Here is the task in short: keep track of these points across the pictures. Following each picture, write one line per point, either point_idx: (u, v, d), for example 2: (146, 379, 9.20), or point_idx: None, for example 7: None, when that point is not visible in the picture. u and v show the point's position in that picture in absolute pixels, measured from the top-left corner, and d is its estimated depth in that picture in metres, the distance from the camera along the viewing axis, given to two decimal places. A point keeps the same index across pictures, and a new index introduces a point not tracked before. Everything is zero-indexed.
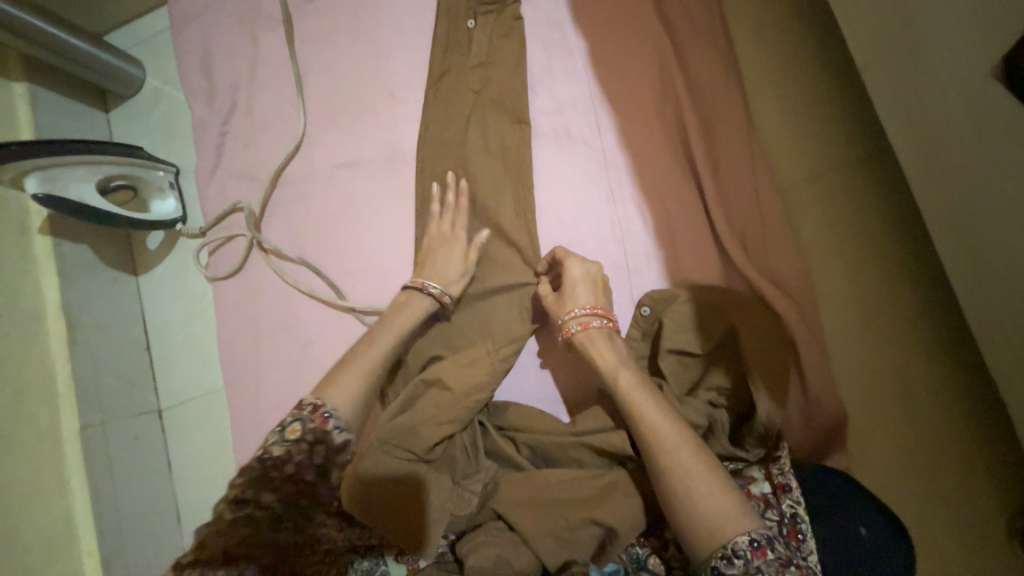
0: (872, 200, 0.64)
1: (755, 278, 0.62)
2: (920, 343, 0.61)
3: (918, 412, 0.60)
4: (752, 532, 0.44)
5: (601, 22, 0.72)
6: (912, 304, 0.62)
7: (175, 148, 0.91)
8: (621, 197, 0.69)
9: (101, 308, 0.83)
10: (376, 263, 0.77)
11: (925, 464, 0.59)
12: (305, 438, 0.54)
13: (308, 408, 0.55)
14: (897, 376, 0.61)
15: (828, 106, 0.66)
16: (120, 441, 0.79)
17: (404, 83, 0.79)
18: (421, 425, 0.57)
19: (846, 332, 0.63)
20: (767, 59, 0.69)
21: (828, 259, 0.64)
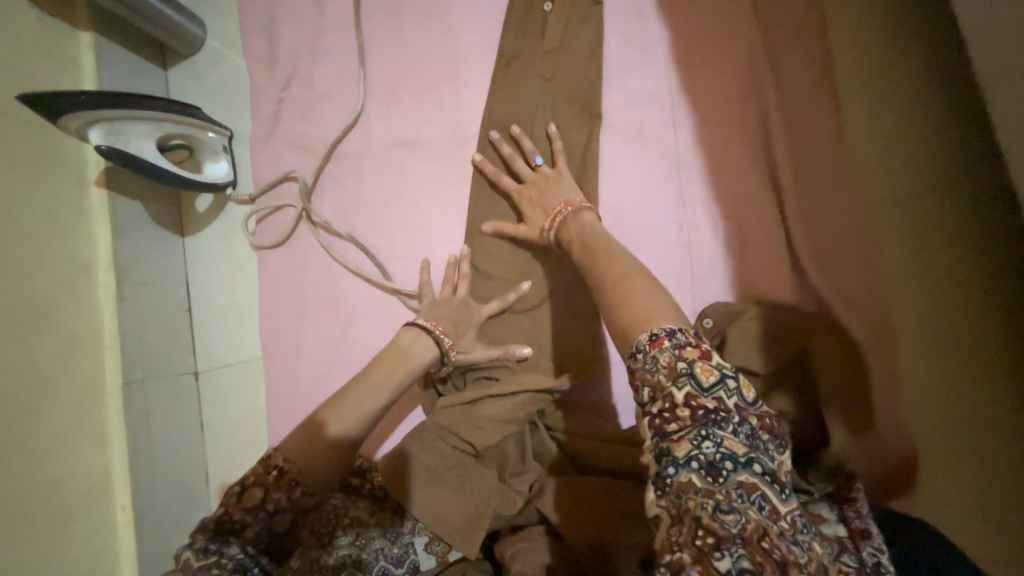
0: (961, 221, 0.60)
1: (831, 297, 0.59)
2: (1003, 383, 0.56)
3: (993, 450, 0.56)
4: (656, 329, 0.44)
5: (688, 13, 0.68)
6: (994, 334, 0.57)
7: (230, 111, 0.90)
8: (692, 201, 0.66)
9: (149, 266, 0.83)
10: (426, 247, 0.76)
11: (991, 511, 0.55)
12: (266, 503, 0.51)
13: (271, 468, 0.52)
14: (971, 411, 0.57)
15: (925, 116, 0.61)
16: (159, 399, 0.80)
17: (471, 63, 0.76)
18: (482, 417, 0.59)
19: (919, 361, 0.59)
20: (864, 64, 0.63)
21: (907, 281, 0.60)
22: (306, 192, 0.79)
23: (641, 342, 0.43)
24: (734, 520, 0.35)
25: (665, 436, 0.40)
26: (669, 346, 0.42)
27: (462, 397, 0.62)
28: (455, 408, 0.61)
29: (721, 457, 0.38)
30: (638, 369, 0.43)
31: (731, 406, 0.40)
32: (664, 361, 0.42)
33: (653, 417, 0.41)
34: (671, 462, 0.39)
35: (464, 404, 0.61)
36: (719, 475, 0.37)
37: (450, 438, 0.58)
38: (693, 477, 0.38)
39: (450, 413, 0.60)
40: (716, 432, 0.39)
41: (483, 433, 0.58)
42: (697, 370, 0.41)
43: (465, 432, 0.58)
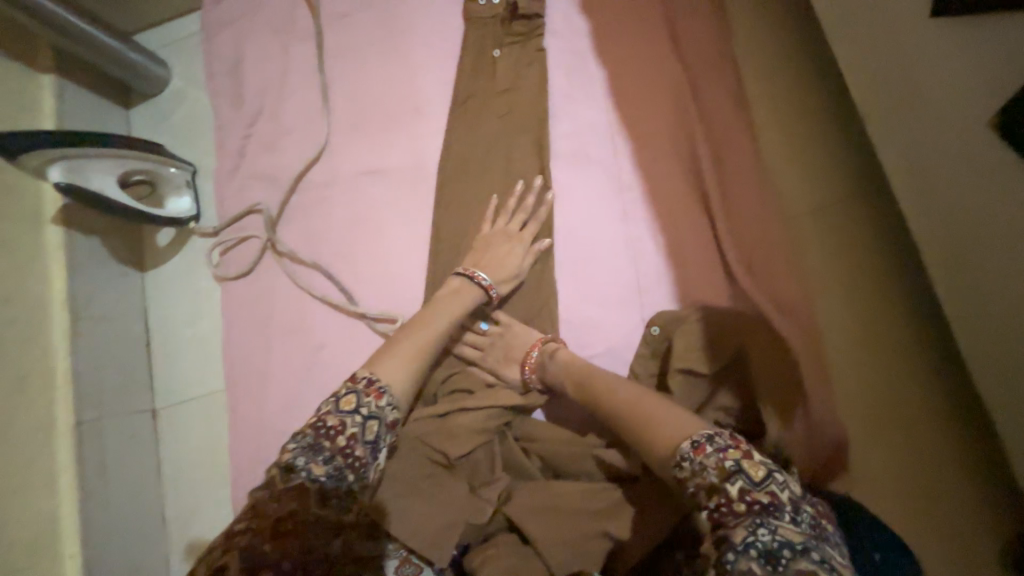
0: (871, 230, 0.68)
1: (760, 299, 0.65)
2: (917, 376, 0.63)
3: (919, 432, 0.62)
4: (694, 436, 0.47)
5: (622, 55, 0.77)
6: (908, 327, 0.65)
7: (194, 148, 0.92)
8: (636, 219, 0.72)
9: (106, 302, 0.82)
10: (392, 271, 0.79)
11: (922, 491, 0.60)
12: (357, 410, 0.53)
13: (362, 381, 0.55)
14: (896, 397, 0.63)
15: (831, 141, 0.71)
16: (115, 439, 0.77)
17: (430, 99, 0.82)
18: (454, 427, 0.61)
19: (846, 354, 0.65)
20: (775, 97, 0.73)
21: (830, 283, 0.68)
22: (271, 223, 0.81)
23: (686, 451, 0.47)
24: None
25: (721, 526, 0.43)
26: (712, 450, 0.46)
27: (433, 409, 0.64)
28: (429, 422, 0.63)
29: (778, 544, 0.40)
30: (688, 474, 0.46)
31: (783, 498, 0.43)
32: (714, 463, 0.45)
33: (710, 509, 0.44)
34: (730, 550, 0.41)
35: (436, 417, 0.63)
36: (777, 563, 0.39)
37: (425, 448, 0.59)
38: (753, 565, 0.40)
39: (423, 425, 0.62)
40: (770, 522, 0.41)
41: (454, 442, 0.60)
42: (745, 467, 0.45)
43: (440, 442, 0.60)
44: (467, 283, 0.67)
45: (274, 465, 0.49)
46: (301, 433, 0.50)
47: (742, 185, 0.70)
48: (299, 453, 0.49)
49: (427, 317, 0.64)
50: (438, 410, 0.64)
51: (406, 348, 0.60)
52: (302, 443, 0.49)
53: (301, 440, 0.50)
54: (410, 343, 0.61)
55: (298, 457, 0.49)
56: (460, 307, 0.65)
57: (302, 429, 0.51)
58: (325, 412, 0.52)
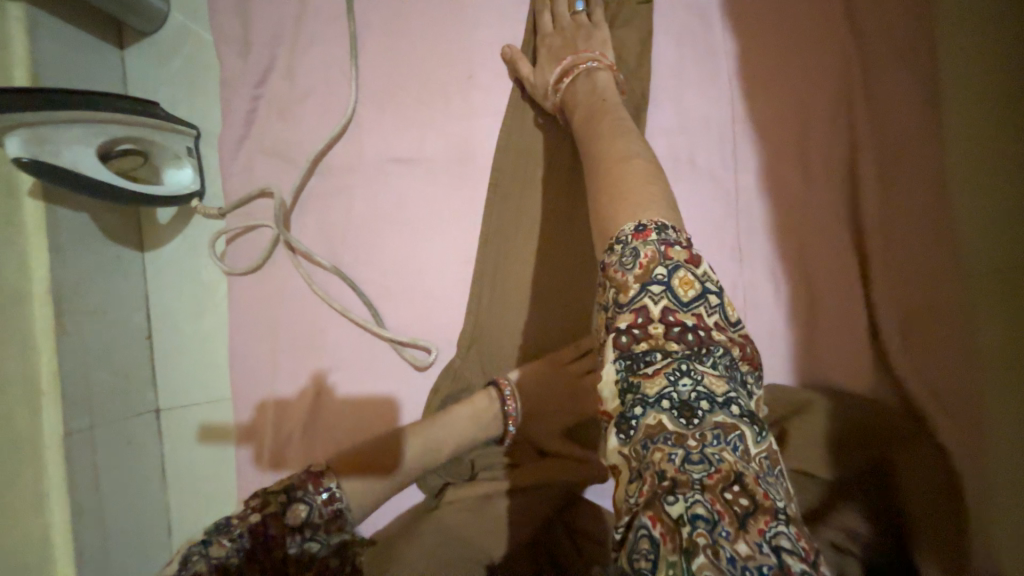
0: None
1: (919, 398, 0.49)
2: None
3: None
4: (640, 220, 0.40)
5: (760, 27, 0.55)
6: None
7: (197, 105, 0.76)
8: (751, 257, 0.55)
9: (99, 289, 0.71)
10: (429, 288, 0.64)
11: None
12: (304, 528, 0.44)
13: (325, 491, 0.46)
14: None
15: None
16: (112, 444, 0.70)
17: (487, 64, 0.62)
18: (497, 519, 0.53)
19: None
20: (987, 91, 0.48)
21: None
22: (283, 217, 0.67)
23: (625, 233, 0.39)
24: (701, 469, 0.31)
25: (632, 361, 0.36)
26: (655, 240, 0.38)
27: (475, 488, 0.55)
28: (468, 504, 0.54)
29: (697, 396, 0.34)
30: (670, 304, 0.37)
31: (710, 325, 0.37)
32: (645, 256, 0.38)
33: (631, 338, 0.36)
34: (639, 402, 0.34)
35: (477, 499, 0.54)
36: (693, 416, 0.33)
37: (462, 543, 0.51)
38: (664, 418, 0.33)
39: (462, 509, 0.53)
40: (693, 368, 0.35)
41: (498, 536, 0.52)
42: (678, 286, 0.38)
43: (483, 537, 0.52)
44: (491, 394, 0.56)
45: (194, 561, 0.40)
46: (238, 532, 0.42)
47: (912, 229, 0.51)
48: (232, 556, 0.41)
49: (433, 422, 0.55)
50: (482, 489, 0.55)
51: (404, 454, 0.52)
52: (233, 549, 0.41)
53: (237, 541, 0.42)
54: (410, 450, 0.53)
55: (229, 562, 0.41)
56: (474, 413, 0.55)
57: (238, 524, 0.43)
58: (271, 513, 0.43)
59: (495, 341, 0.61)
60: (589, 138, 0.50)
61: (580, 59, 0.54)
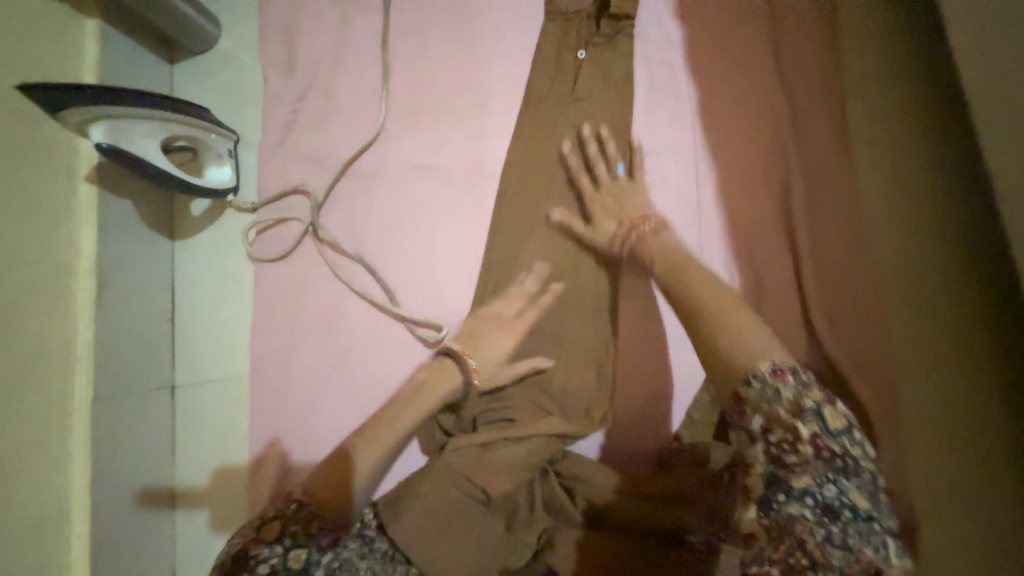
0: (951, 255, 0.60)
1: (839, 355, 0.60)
2: (968, 386, 0.57)
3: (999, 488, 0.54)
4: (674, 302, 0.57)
5: (718, 78, 0.70)
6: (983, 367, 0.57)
7: (237, 115, 0.86)
8: (712, 253, 0.67)
9: (134, 270, 0.78)
10: (441, 275, 0.74)
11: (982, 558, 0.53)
12: (279, 538, 0.49)
13: (294, 505, 0.51)
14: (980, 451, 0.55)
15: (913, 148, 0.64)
16: (131, 415, 0.74)
17: (499, 94, 0.75)
18: (498, 462, 0.59)
19: (919, 396, 0.58)
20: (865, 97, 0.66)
21: (907, 320, 0.61)
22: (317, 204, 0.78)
23: (765, 375, 0.44)
24: (842, 555, 0.40)
25: (783, 462, 0.43)
26: (792, 380, 0.44)
27: (476, 438, 0.61)
28: (469, 451, 0.60)
29: (844, 504, 0.41)
30: (756, 400, 0.44)
31: (831, 437, 0.43)
32: (788, 396, 0.43)
33: (770, 444, 0.44)
34: (783, 491, 0.43)
35: (477, 448, 0.61)
36: (835, 517, 0.41)
37: (466, 484, 0.56)
38: (805, 512, 0.41)
39: (465, 455, 0.60)
40: (839, 479, 0.42)
41: (497, 479, 0.58)
42: (810, 402, 0.43)
43: (484, 479, 0.57)
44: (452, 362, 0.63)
45: None
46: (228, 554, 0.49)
47: (829, 215, 0.64)
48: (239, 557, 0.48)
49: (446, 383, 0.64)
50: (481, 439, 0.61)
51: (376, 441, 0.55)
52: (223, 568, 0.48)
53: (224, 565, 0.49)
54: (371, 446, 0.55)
55: None
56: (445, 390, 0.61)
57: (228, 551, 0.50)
58: (249, 536, 0.50)
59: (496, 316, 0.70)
60: None
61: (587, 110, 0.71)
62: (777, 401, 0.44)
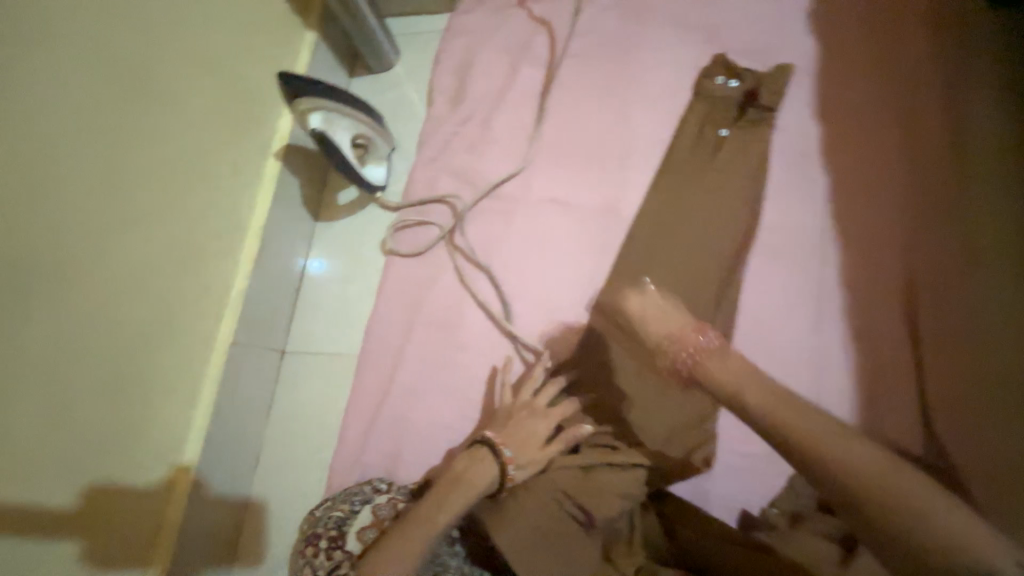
0: None
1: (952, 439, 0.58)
2: None
3: None
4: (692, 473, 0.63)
5: (849, 173, 0.76)
6: None
7: (398, 128, 0.98)
8: (830, 330, 0.70)
9: (285, 240, 0.87)
10: (559, 300, 0.79)
11: None
12: (354, 502, 0.67)
13: (374, 486, 0.70)
14: None
15: None
16: (251, 368, 0.80)
17: (640, 153, 0.84)
18: (601, 486, 0.59)
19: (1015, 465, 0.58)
20: None
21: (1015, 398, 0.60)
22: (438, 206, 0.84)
23: None
24: None
25: None
26: None
27: (577, 460, 0.61)
28: (572, 470, 0.60)
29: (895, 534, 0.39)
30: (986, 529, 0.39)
31: None
32: None
33: None
34: None
35: (580, 470, 0.60)
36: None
37: (571, 506, 0.58)
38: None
39: (567, 476, 0.60)
40: None
41: (600, 503, 0.58)
42: None
43: (586, 502, 0.58)
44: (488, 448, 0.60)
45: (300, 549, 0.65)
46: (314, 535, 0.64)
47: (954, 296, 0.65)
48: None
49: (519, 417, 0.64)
50: (583, 461, 0.61)
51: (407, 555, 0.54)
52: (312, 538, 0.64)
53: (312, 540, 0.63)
54: (398, 549, 0.55)
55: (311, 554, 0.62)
56: (485, 476, 0.58)
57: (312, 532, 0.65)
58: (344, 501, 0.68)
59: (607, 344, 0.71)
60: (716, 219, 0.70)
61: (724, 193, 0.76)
62: None
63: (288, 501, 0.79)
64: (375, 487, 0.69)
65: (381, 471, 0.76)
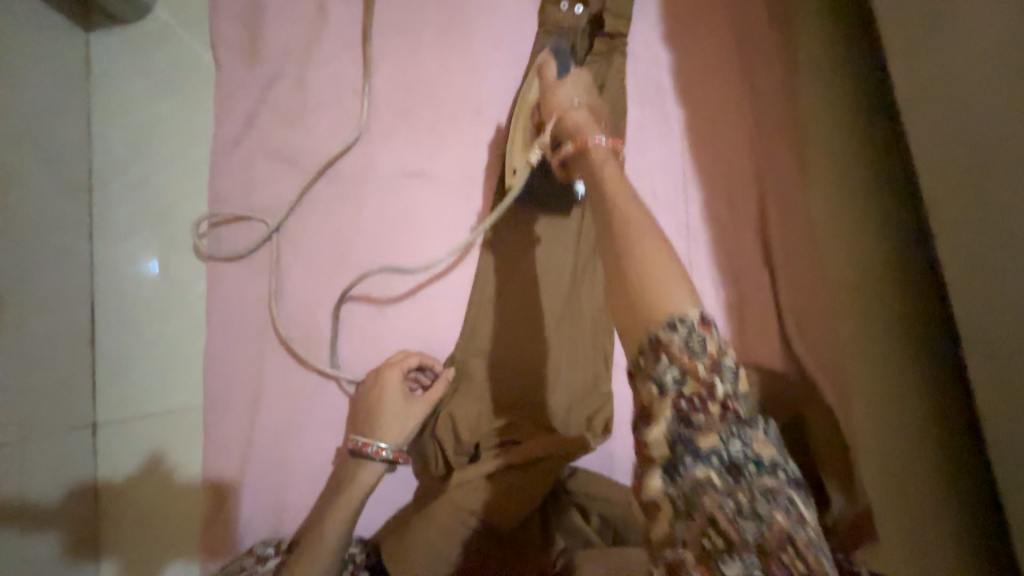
0: (877, 239, 0.72)
1: (799, 349, 0.67)
2: (894, 350, 0.70)
3: (902, 430, 0.68)
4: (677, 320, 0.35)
5: (702, 104, 0.75)
6: (897, 333, 0.70)
7: (179, 100, 0.73)
8: (698, 267, 0.72)
9: (45, 284, 0.62)
10: (435, 288, 0.70)
11: (901, 488, 0.67)
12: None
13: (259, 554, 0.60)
14: (891, 399, 0.69)
15: (851, 145, 0.74)
16: (45, 464, 0.60)
17: (493, 101, 0.73)
18: (503, 491, 0.55)
19: (845, 352, 0.70)
20: (823, 105, 0.75)
21: (847, 302, 0.71)
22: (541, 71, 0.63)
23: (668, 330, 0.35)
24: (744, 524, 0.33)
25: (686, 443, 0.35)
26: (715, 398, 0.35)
27: (478, 470, 0.56)
28: (472, 483, 0.55)
29: (746, 457, 0.34)
30: (674, 348, 0.35)
31: (759, 488, 0.34)
32: (711, 348, 0.35)
33: (708, 473, 0.34)
34: (690, 453, 0.34)
35: (481, 479, 0.55)
36: (740, 475, 0.34)
37: (474, 519, 0.53)
38: (712, 473, 0.34)
39: (469, 493, 0.54)
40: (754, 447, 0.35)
41: (503, 511, 0.54)
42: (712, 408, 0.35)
43: (489, 512, 0.53)
44: (357, 458, 0.58)
45: None
46: None
47: (794, 218, 0.72)
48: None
49: (386, 409, 0.60)
50: (481, 469, 0.56)
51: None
52: None
53: None
54: None
55: None
56: (367, 484, 0.57)
57: None
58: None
59: (496, 325, 0.66)
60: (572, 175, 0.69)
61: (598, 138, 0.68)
62: (693, 348, 0.35)
63: None
64: (257, 555, 0.59)
65: (266, 531, 0.66)
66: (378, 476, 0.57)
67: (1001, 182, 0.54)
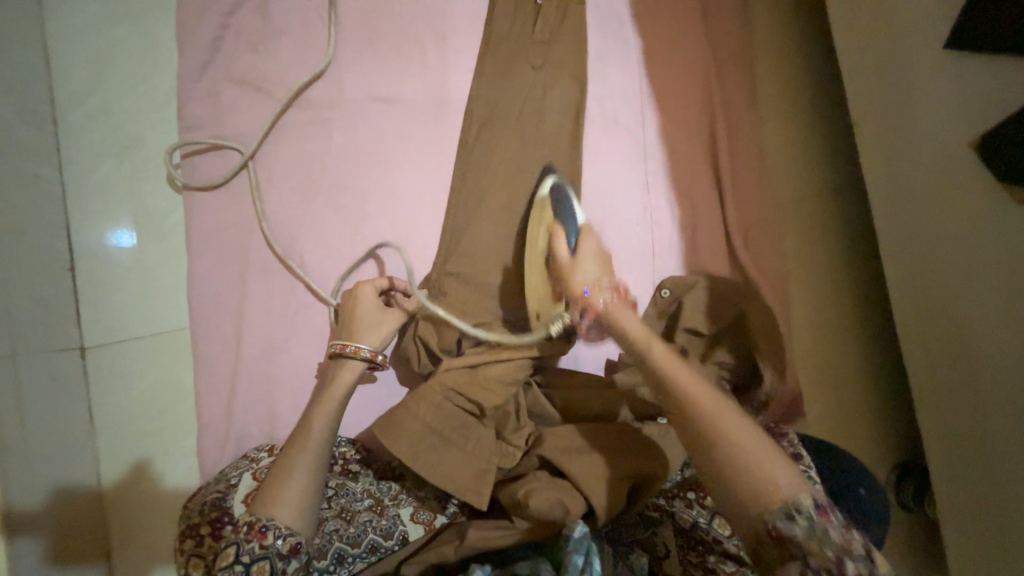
0: (817, 161, 0.83)
1: (746, 258, 0.75)
2: (832, 257, 0.81)
3: (835, 323, 0.81)
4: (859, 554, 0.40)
5: (659, 32, 0.79)
6: (836, 244, 0.82)
7: (136, 27, 0.72)
8: (655, 188, 0.77)
9: (17, 206, 0.62)
10: (410, 212, 0.74)
11: (831, 373, 0.80)
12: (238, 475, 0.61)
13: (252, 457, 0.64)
14: (827, 298, 0.81)
15: (795, 79, 0.83)
16: (35, 380, 0.61)
17: (459, 30, 0.75)
18: (488, 378, 0.63)
19: (792, 261, 0.81)
20: (766, 40, 0.83)
21: (791, 218, 0.82)
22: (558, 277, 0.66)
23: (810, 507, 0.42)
24: None
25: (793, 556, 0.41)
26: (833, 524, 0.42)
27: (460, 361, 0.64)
28: (461, 371, 0.63)
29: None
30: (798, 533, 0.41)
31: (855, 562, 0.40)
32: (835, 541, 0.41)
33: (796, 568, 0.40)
34: None
35: (467, 368, 0.63)
36: None
37: (459, 399, 0.61)
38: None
39: (455, 376, 0.62)
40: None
41: (489, 395, 0.62)
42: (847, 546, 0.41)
43: (473, 394, 0.61)
44: (337, 360, 0.63)
45: (182, 538, 0.56)
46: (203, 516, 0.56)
47: (744, 141, 0.79)
48: (233, 547, 0.51)
49: (362, 316, 0.65)
50: (466, 361, 0.63)
51: (302, 472, 0.55)
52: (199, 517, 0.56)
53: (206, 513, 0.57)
54: (281, 476, 0.54)
55: (202, 526, 0.55)
56: (349, 380, 0.61)
57: (196, 520, 0.56)
58: (223, 475, 0.62)
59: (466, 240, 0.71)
60: (537, 99, 0.73)
61: (556, 66, 0.73)
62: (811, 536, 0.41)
63: (163, 499, 0.70)
64: (252, 456, 0.64)
65: (260, 438, 0.70)
66: (357, 373, 0.62)
67: (930, 99, 0.64)
